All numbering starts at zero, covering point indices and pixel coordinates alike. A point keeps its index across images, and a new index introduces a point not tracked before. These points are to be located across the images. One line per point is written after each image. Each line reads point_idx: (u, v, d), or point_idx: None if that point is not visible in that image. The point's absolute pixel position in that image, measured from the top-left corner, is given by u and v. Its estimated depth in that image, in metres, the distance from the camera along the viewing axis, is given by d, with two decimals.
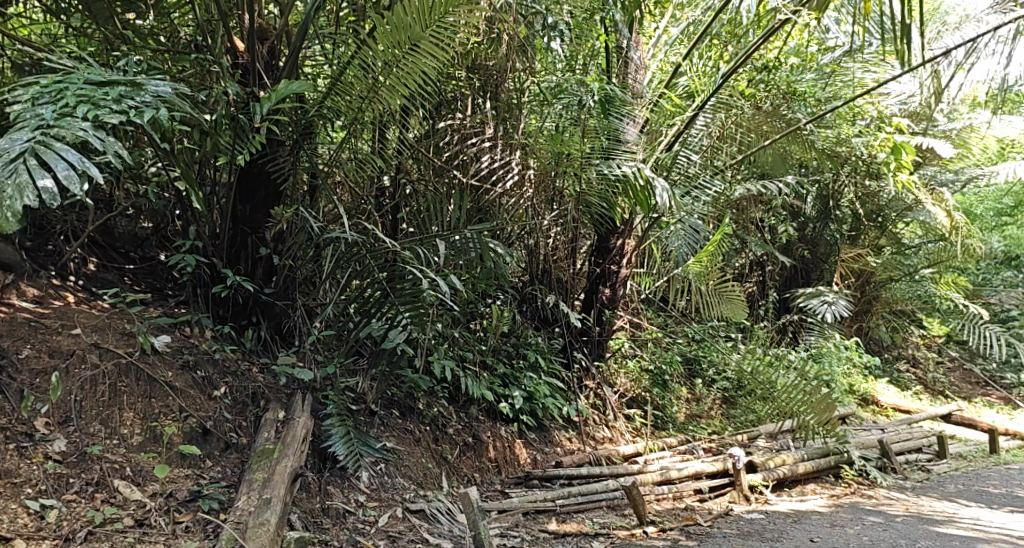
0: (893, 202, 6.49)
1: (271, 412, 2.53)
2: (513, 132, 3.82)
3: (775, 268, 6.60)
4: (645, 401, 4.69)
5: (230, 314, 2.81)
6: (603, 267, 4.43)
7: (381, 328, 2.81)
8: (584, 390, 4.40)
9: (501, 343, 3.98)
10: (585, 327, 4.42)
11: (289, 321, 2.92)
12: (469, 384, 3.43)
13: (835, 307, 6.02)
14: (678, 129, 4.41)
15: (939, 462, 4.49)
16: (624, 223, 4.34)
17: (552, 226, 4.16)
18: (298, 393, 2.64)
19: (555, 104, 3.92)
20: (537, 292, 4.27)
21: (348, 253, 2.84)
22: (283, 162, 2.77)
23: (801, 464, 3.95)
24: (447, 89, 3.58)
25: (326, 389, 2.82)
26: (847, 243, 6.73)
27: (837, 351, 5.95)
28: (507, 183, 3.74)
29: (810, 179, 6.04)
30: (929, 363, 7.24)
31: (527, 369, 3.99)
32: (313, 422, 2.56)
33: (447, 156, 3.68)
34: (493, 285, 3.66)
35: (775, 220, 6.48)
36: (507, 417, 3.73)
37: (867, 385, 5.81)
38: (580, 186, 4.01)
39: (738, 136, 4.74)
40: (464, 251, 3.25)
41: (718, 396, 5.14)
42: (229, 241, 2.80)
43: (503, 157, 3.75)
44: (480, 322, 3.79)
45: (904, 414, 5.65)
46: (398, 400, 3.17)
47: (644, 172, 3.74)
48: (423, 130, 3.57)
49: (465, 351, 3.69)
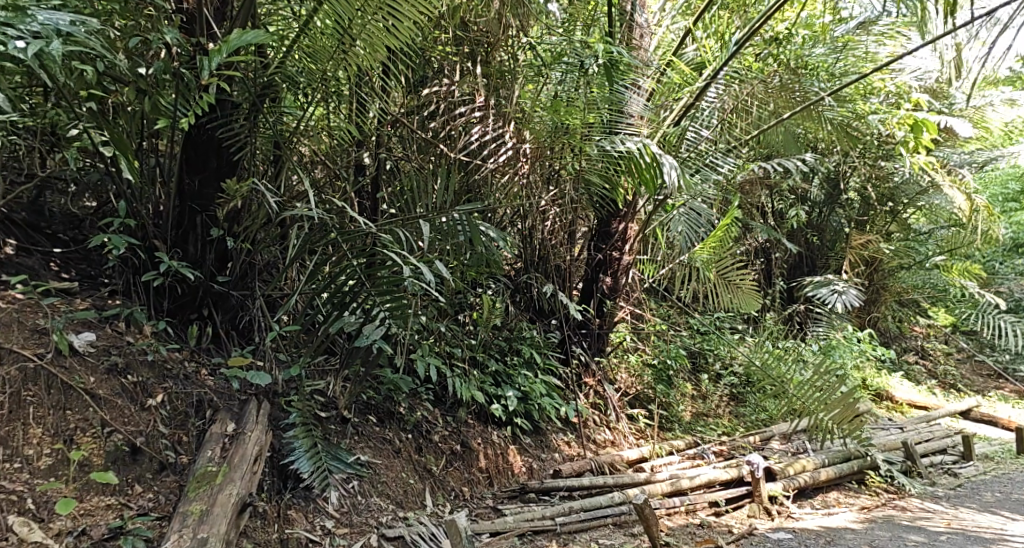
0: (907, 185, 6.12)
1: (218, 425, 2.17)
2: (506, 101, 3.39)
3: (781, 255, 6.24)
4: (649, 399, 4.31)
5: (176, 307, 2.40)
6: (604, 254, 4.03)
7: (355, 322, 2.47)
8: (584, 388, 4.01)
9: (492, 337, 3.60)
10: (584, 320, 4.04)
11: (247, 314, 2.52)
12: (456, 384, 3.04)
13: (846, 296, 5.64)
14: (687, 102, 4.04)
15: (966, 465, 4.16)
16: (626, 205, 3.93)
17: (551, 209, 3.71)
18: (253, 400, 2.26)
19: (555, 70, 3.55)
20: (532, 281, 3.88)
21: (317, 235, 2.46)
22: (239, 127, 2.36)
23: (823, 470, 3.59)
24: (433, 56, 3.23)
25: (290, 394, 2.45)
26: (856, 229, 6.38)
27: (848, 344, 5.61)
28: (498, 158, 3.32)
29: (821, 161, 5.65)
30: (940, 355, 6.89)
31: (521, 366, 3.60)
32: (269, 437, 2.21)
33: (434, 128, 3.29)
34: (485, 272, 3.35)
35: (782, 206, 6.11)
36: (500, 420, 3.35)
37: (881, 379, 5.46)
38: (579, 164, 3.60)
39: (755, 110, 4.28)
40: (452, 235, 2.87)
41: (726, 392, 4.77)
42: (174, 221, 2.39)
43: (496, 128, 3.33)
44: (469, 314, 3.46)
45: (921, 410, 5.30)
46: (377, 405, 2.77)
47: (650, 147, 3.28)
48: (405, 100, 3.22)
49: (451, 347, 3.30)
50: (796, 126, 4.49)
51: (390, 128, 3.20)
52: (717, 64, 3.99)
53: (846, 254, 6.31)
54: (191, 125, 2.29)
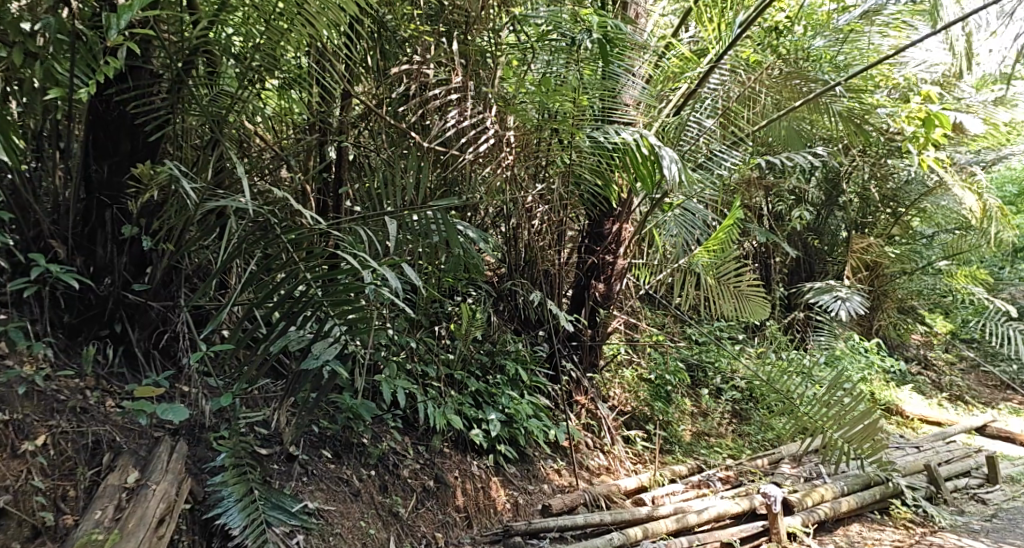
0: (911, 186, 5.84)
1: (114, 475, 1.78)
2: (485, 81, 2.94)
3: (780, 259, 5.88)
4: (646, 419, 3.90)
5: (81, 322, 1.97)
6: (597, 258, 3.62)
7: (303, 340, 2.06)
8: (575, 407, 3.60)
9: (471, 352, 3.19)
10: (575, 331, 3.63)
11: (171, 330, 2.08)
12: (428, 409, 2.62)
13: (850, 304, 5.29)
14: (688, 89, 3.66)
15: (992, 489, 3.81)
16: (621, 203, 3.55)
17: (538, 208, 3.29)
18: (164, 443, 1.88)
19: (543, 49, 3.04)
20: (517, 288, 3.45)
21: (253, 237, 2.03)
22: (155, 102, 1.93)
23: (844, 500, 3.25)
24: (402, 31, 2.76)
25: (220, 429, 2.03)
26: (858, 232, 6.04)
27: (852, 354, 5.25)
28: (480, 147, 2.86)
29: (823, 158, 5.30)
30: (945, 365, 6.53)
31: (505, 385, 3.18)
32: (183, 489, 1.82)
33: (404, 114, 2.88)
34: (462, 276, 3.01)
35: (782, 207, 5.77)
36: (480, 448, 2.92)
37: (889, 393, 5.08)
38: (569, 157, 3.17)
39: (763, 99, 3.91)
40: (425, 235, 2.50)
41: (728, 408, 4.35)
42: (79, 216, 1.97)
43: (476, 112, 2.87)
44: (445, 326, 3.09)
45: (934, 426, 4.93)
46: (332, 437, 2.34)
47: (648, 137, 2.89)
48: (372, 79, 2.78)
49: (423, 365, 2.88)
50: (799, 118, 4.14)
51: (359, 119, 2.83)
52: (720, 47, 3.61)
53: (849, 258, 5.96)
54: (94, 96, 1.89)
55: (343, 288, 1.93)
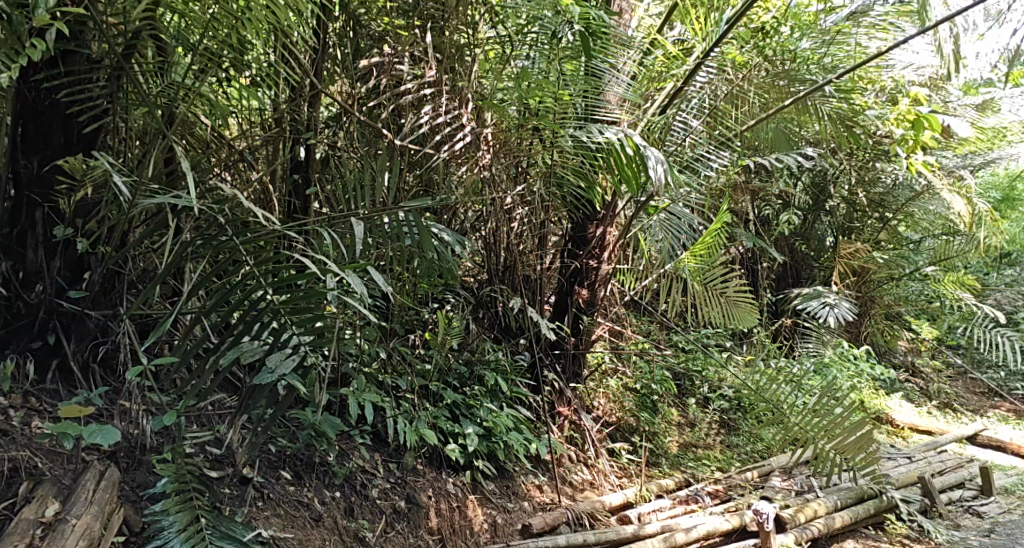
0: (898, 190, 5.77)
1: (31, 508, 1.58)
2: (462, 74, 2.78)
3: (767, 264, 5.76)
4: (631, 430, 3.75)
5: (9, 333, 1.82)
6: (580, 263, 3.47)
7: (258, 351, 1.87)
8: (558, 418, 3.44)
9: (447, 362, 3.03)
10: (558, 339, 3.47)
11: (110, 343, 1.93)
12: (398, 425, 2.46)
13: (838, 310, 5.21)
14: (673, 89, 3.48)
15: (987, 502, 3.70)
16: (605, 207, 3.40)
17: (518, 210, 3.13)
18: (90, 471, 1.71)
19: (523, 44, 2.93)
20: (497, 295, 3.26)
21: (203, 241, 1.86)
22: (89, 93, 1.75)
23: (837, 516, 3.13)
24: (375, 26, 2.64)
25: (163, 451, 1.86)
26: (845, 237, 5.95)
27: (841, 362, 5.13)
28: (456, 145, 2.70)
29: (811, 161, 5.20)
30: (933, 372, 6.43)
31: (483, 396, 3.02)
32: (109, 524, 1.64)
33: (375, 111, 2.75)
34: (438, 281, 2.86)
35: (769, 212, 5.67)
36: (456, 464, 2.75)
37: (879, 401, 4.97)
38: (551, 157, 3.02)
39: (752, 98, 3.78)
40: (396, 238, 2.35)
41: (716, 419, 4.21)
42: (8, 216, 1.80)
43: (451, 108, 2.71)
44: (419, 334, 2.93)
45: (924, 435, 4.83)
46: (293, 457, 2.17)
47: (633, 137, 2.73)
48: (339, 72, 2.63)
49: (395, 377, 2.72)
50: (787, 120, 4.05)
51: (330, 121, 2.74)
52: (706, 44, 3.42)
53: (836, 264, 5.86)
54: (20, 80, 1.69)
55: (303, 294, 1.77)
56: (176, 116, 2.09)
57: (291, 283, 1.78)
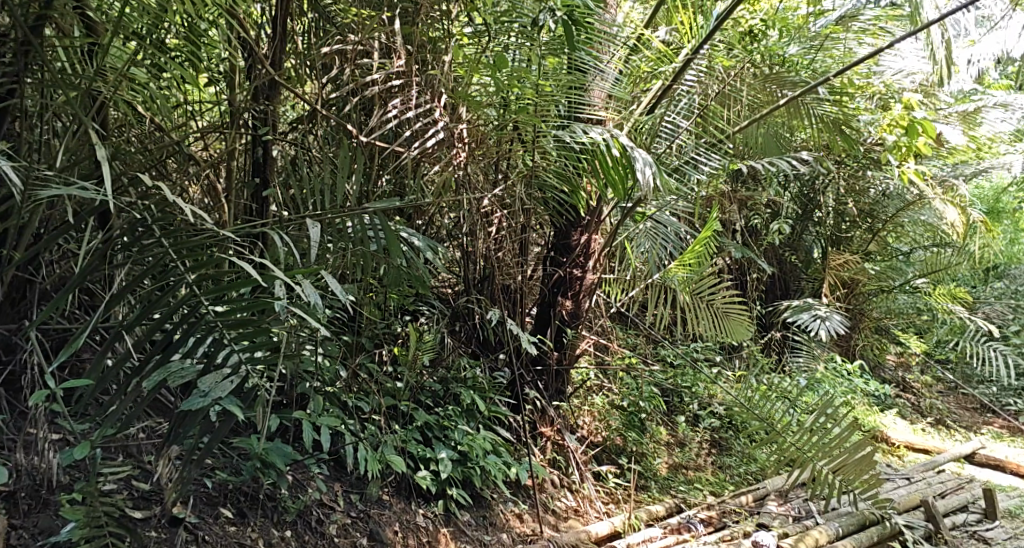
0: (888, 200, 5.63)
1: None
2: (434, 64, 2.53)
3: (756, 276, 5.56)
4: (618, 451, 3.53)
5: None
6: (564, 273, 3.24)
7: (190, 372, 1.60)
8: (540, 440, 3.20)
9: (419, 379, 2.80)
10: (540, 353, 3.24)
11: (14, 363, 1.72)
12: (359, 453, 2.23)
13: (830, 323, 5.02)
14: (662, 87, 3.22)
15: (993, 526, 3.49)
16: (590, 212, 3.20)
17: (497, 214, 2.89)
18: None
19: (499, 33, 2.65)
20: (475, 307, 3.01)
21: (131, 241, 1.60)
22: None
23: (843, 543, 2.96)
24: (341, 16, 2.46)
25: (69, 491, 1.67)
26: (834, 248, 5.79)
27: (834, 377, 4.94)
28: (427, 142, 2.44)
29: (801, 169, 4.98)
30: (925, 387, 6.23)
31: (458, 417, 2.78)
32: None
33: (338, 104, 2.49)
34: (408, 291, 2.63)
35: (758, 221, 5.49)
36: (427, 493, 2.52)
37: (873, 418, 4.77)
38: (532, 158, 2.84)
39: (744, 99, 3.54)
40: (360, 242, 2.12)
41: (707, 438, 3.99)
42: None
43: (422, 103, 2.48)
44: (388, 350, 2.70)
45: (921, 454, 4.64)
46: (236, 492, 1.95)
47: (620, 138, 2.56)
48: (301, 67, 2.46)
49: (358, 397, 2.49)
50: (778, 123, 3.86)
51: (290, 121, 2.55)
52: (696, 40, 3.19)
53: (826, 275, 5.69)
54: None
55: (249, 303, 1.54)
56: (105, 102, 1.84)
57: (235, 289, 1.55)
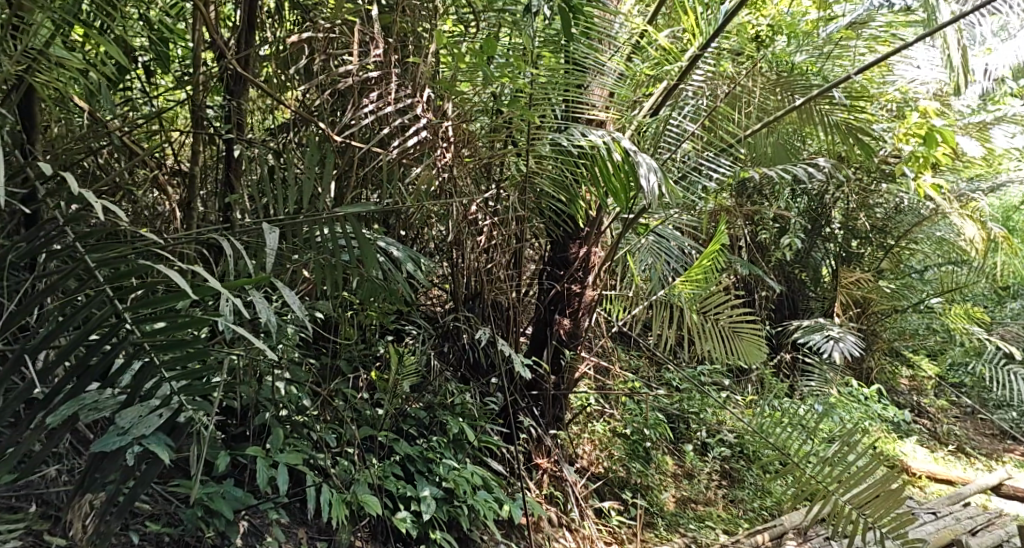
0: (904, 215, 5.36)
1: None
2: (417, 57, 2.29)
3: (765, 294, 5.31)
4: (621, 483, 3.24)
5: None
6: (561, 289, 2.98)
7: (110, 404, 1.32)
8: (535, 472, 2.92)
9: (401, 407, 2.53)
10: (535, 377, 2.96)
11: None
12: (325, 494, 1.95)
13: (844, 344, 4.74)
14: (669, 86, 2.97)
15: None
16: (589, 223, 2.95)
17: (487, 221, 2.63)
18: None
19: (490, 23, 2.41)
20: (464, 326, 2.74)
21: (40, 246, 1.32)
22: None
23: None
24: (315, 4, 2.23)
25: None
26: (845, 266, 5.53)
27: (848, 402, 4.65)
28: (408, 142, 2.20)
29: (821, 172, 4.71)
30: (940, 412, 5.83)
31: (444, 449, 2.50)
32: None
33: (310, 101, 2.25)
34: (387, 308, 2.37)
35: (766, 237, 5.24)
36: (407, 537, 2.24)
37: (892, 446, 4.47)
38: (526, 163, 2.59)
39: (756, 101, 3.29)
40: (328, 253, 1.87)
41: (716, 468, 3.69)
42: None
43: (404, 100, 2.24)
44: (366, 374, 2.44)
45: (944, 484, 4.33)
46: (176, 544, 1.68)
47: (622, 140, 2.31)
48: (269, 60, 2.22)
49: (329, 427, 2.22)
50: (791, 129, 3.61)
51: (258, 124, 2.32)
52: (704, 36, 2.93)
53: (838, 294, 5.42)
54: None
55: (187, 322, 1.28)
56: (34, 105, 1.71)
57: (168, 304, 1.29)
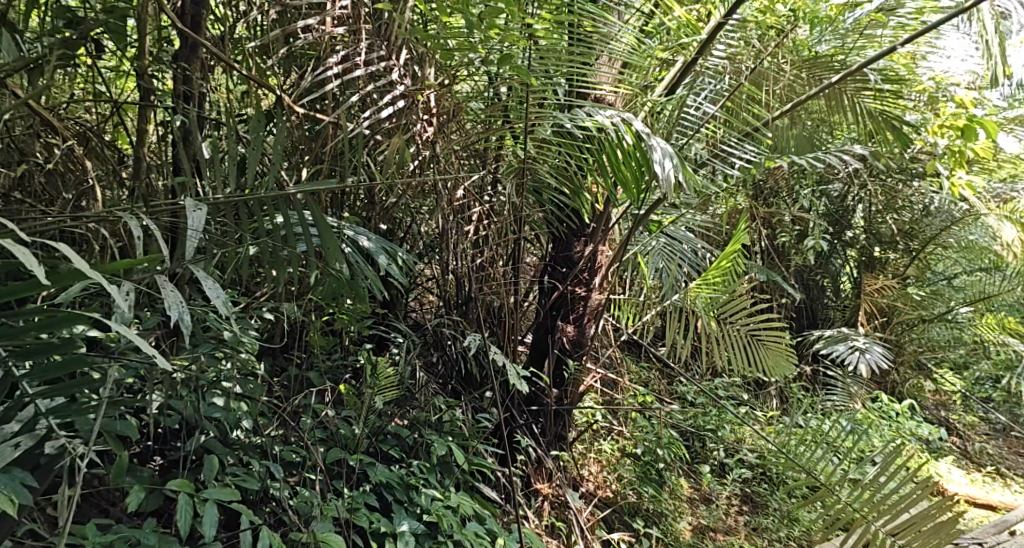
0: (933, 217, 5.00)
1: None
2: (396, 15, 1.97)
3: (784, 302, 5.00)
4: (632, 510, 2.88)
5: None
6: (565, 292, 2.65)
7: None
8: (535, 499, 2.58)
9: (380, 426, 2.20)
10: (534, 391, 2.62)
11: None
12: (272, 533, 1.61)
13: (870, 355, 4.41)
14: (687, 63, 2.64)
15: None
16: (596, 218, 2.62)
17: (475, 209, 2.31)
18: None
19: None
20: (453, 333, 2.41)
21: None
22: None
23: None
24: None
25: None
26: (870, 272, 5.18)
27: (874, 418, 4.28)
28: (382, 114, 1.88)
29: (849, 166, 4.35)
30: (971, 430, 5.40)
31: (427, 474, 2.15)
32: None
33: (271, 68, 1.94)
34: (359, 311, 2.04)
35: (786, 241, 4.93)
36: None
37: (924, 466, 4.09)
38: (525, 148, 2.26)
39: (784, 81, 2.95)
40: (277, 237, 1.54)
41: (737, 492, 3.31)
42: None
43: (377, 64, 1.91)
44: (338, 388, 2.11)
45: (982, 509, 3.95)
46: None
47: (633, 121, 1.97)
48: (226, 24, 1.92)
49: (290, 450, 1.88)
50: (820, 116, 3.27)
51: (216, 98, 2.02)
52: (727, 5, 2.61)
53: (861, 302, 5.07)
54: None
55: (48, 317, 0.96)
56: None
57: (23, 295, 0.96)
